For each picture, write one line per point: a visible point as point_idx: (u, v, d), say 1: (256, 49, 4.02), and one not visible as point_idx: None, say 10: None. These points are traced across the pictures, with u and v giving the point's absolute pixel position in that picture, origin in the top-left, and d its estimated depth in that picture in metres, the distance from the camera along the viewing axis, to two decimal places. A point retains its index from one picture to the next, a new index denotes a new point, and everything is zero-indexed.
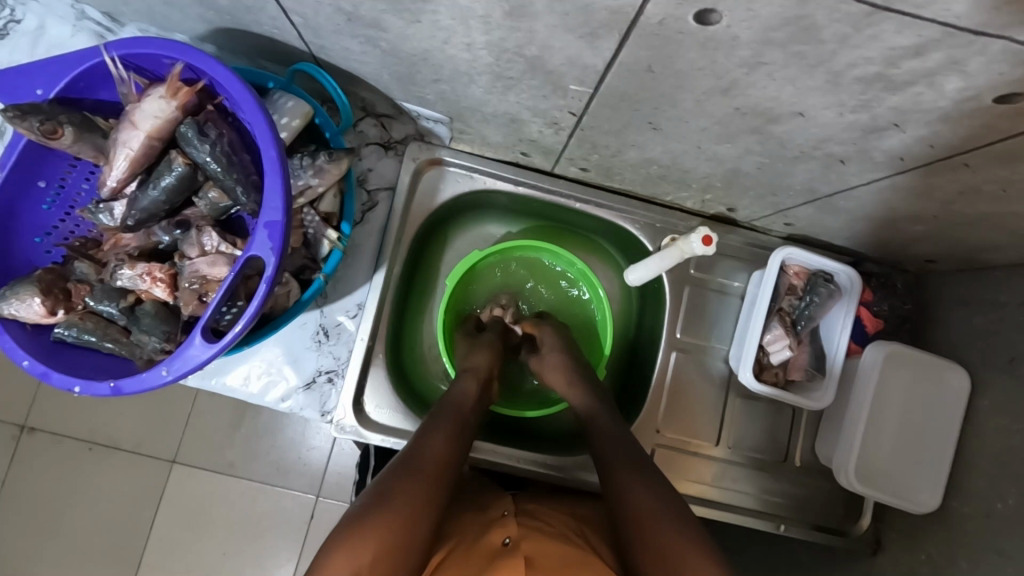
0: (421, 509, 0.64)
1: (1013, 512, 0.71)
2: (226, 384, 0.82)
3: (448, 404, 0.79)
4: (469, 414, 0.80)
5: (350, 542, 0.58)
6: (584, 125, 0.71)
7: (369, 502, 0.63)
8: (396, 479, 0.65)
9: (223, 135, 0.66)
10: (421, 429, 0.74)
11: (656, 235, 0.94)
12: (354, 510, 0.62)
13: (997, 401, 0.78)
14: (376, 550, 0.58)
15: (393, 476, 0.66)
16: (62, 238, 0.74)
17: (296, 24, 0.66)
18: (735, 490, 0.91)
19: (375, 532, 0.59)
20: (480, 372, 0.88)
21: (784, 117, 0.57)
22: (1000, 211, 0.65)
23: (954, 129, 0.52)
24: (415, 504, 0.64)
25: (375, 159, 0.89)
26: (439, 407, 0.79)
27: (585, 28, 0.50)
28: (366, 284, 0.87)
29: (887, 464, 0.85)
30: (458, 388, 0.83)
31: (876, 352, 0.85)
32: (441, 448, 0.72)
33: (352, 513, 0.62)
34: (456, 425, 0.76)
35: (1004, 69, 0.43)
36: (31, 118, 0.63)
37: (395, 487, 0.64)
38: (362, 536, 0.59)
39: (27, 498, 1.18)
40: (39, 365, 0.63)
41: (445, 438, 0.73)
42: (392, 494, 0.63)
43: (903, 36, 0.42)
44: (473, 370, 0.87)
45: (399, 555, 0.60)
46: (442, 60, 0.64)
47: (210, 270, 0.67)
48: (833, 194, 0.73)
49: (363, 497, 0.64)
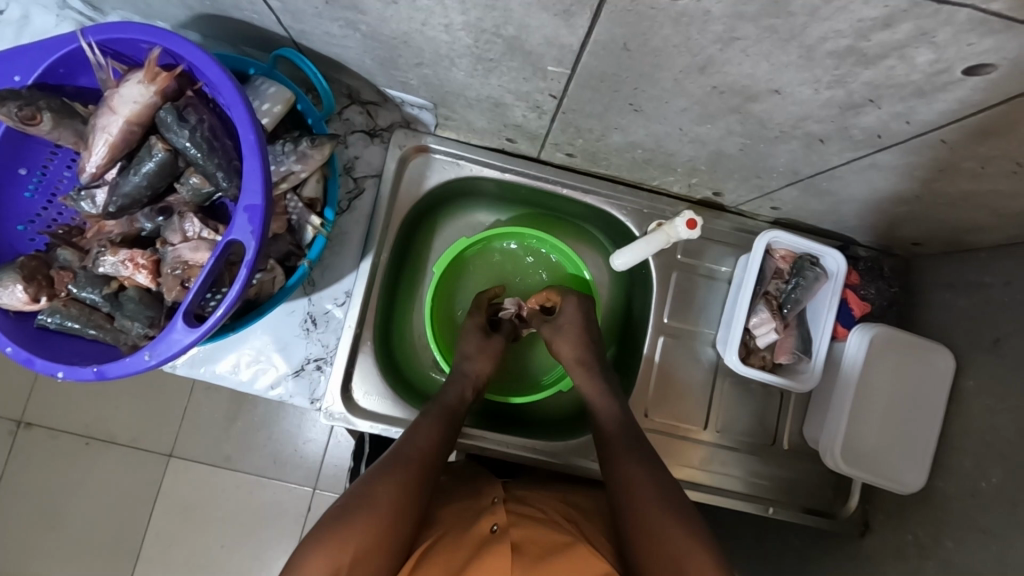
0: (402, 506, 0.65)
1: (997, 491, 0.71)
2: (215, 372, 0.82)
3: (435, 403, 0.81)
4: (456, 411, 0.81)
5: (331, 540, 0.60)
6: (566, 108, 0.71)
7: (352, 500, 0.64)
8: (378, 477, 0.67)
9: (203, 121, 0.66)
10: (407, 429, 0.76)
11: (644, 221, 0.94)
12: (336, 509, 0.64)
13: (982, 381, 0.78)
14: (360, 547, 0.60)
15: (376, 474, 0.67)
16: (46, 226, 0.74)
17: (275, 8, 0.66)
18: (725, 474, 0.92)
19: (357, 529, 0.61)
20: (479, 382, 0.88)
21: (762, 95, 0.57)
22: (981, 190, 0.65)
23: (929, 104, 0.52)
24: (398, 501, 0.65)
25: (361, 146, 0.89)
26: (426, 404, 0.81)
27: (559, 5, 0.50)
28: (353, 272, 0.87)
29: (875, 446, 0.85)
30: (449, 386, 0.84)
31: (862, 335, 0.86)
32: (425, 447, 0.73)
33: (334, 512, 0.64)
34: (443, 423, 0.78)
35: (972, 39, 0.43)
36: (9, 104, 0.62)
37: (379, 481, 0.66)
38: (343, 532, 0.61)
39: (24, 493, 1.19)
40: (23, 352, 0.63)
41: (429, 435, 0.75)
42: (375, 490, 0.65)
43: (871, 7, 0.42)
44: (472, 377, 0.87)
45: (382, 549, 0.61)
46: (422, 42, 0.64)
47: (193, 256, 0.68)
48: (816, 176, 0.73)
49: (349, 495, 0.66)
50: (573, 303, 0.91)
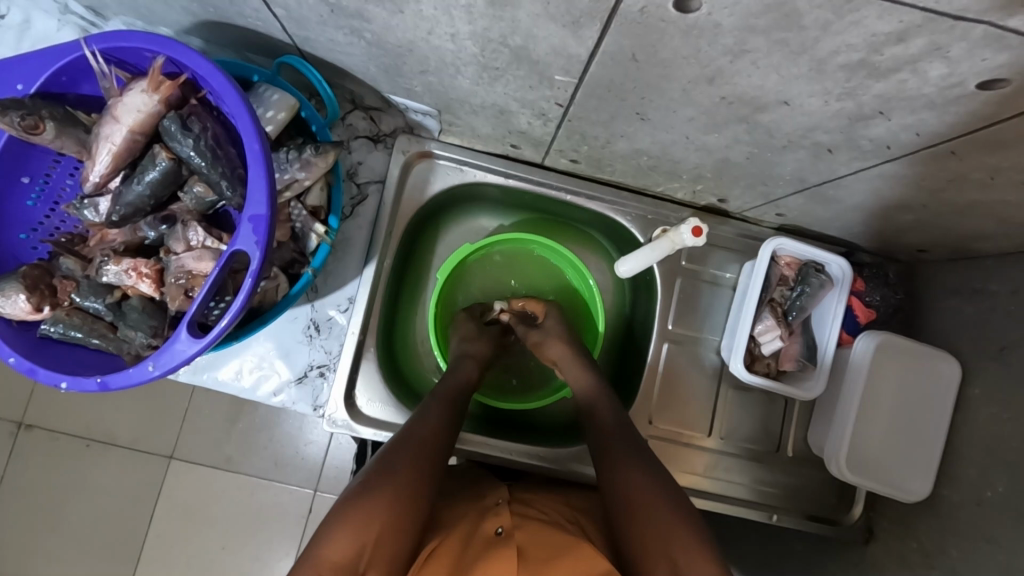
0: (417, 495, 0.64)
1: (1002, 500, 0.71)
2: (217, 379, 0.82)
3: (444, 387, 0.80)
4: (463, 397, 0.81)
5: (347, 526, 0.59)
6: (572, 115, 0.71)
7: (364, 485, 0.63)
8: (392, 462, 0.66)
9: (207, 129, 0.66)
10: (414, 415, 0.75)
11: (647, 227, 0.94)
12: (350, 493, 0.63)
13: (988, 390, 0.78)
14: (377, 534, 0.59)
15: (393, 456, 0.67)
16: (48, 234, 0.74)
17: (280, 16, 0.66)
18: (729, 481, 0.92)
19: (373, 513, 0.60)
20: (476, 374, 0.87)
21: (770, 106, 0.56)
22: (989, 200, 0.64)
23: (940, 116, 0.52)
24: (414, 485, 0.65)
25: (364, 152, 0.89)
26: (433, 390, 0.80)
27: (568, 16, 0.50)
28: (356, 278, 0.86)
29: (879, 454, 0.85)
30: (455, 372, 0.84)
31: (866, 342, 0.85)
32: (433, 434, 0.72)
33: (348, 495, 0.63)
34: (450, 411, 0.77)
35: (987, 54, 0.42)
36: (12, 113, 0.61)
37: (394, 464, 0.66)
38: (359, 517, 0.60)
39: (24, 495, 1.18)
40: (25, 362, 0.63)
41: (436, 423, 0.74)
42: (391, 474, 0.64)
43: (885, 22, 0.41)
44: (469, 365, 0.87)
45: (397, 534, 0.60)
46: (427, 51, 0.63)
47: (196, 265, 0.68)
48: (822, 184, 0.72)
49: (363, 476, 0.65)
50: (554, 315, 0.95)
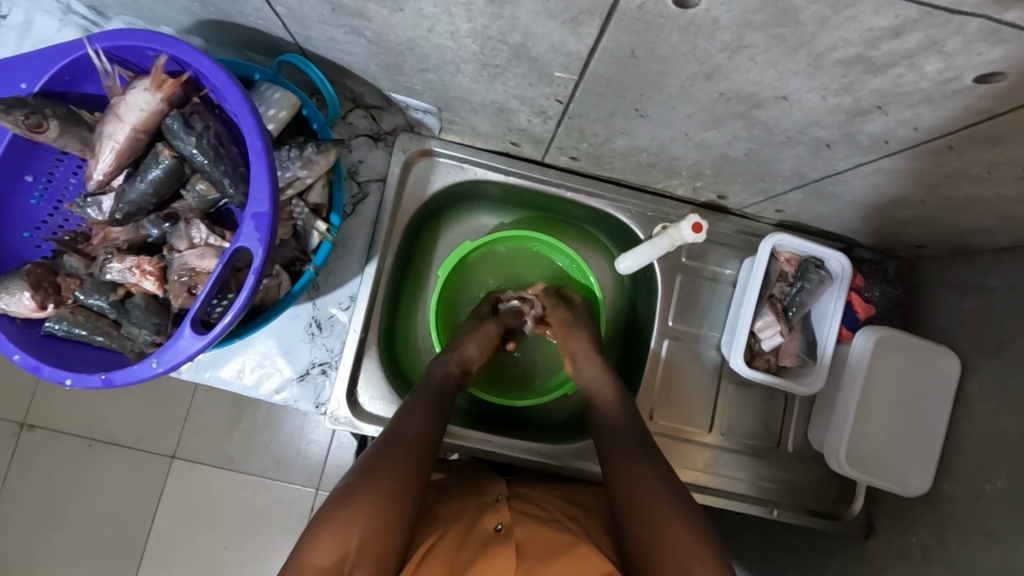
0: (408, 491, 0.65)
1: (1002, 494, 0.71)
2: (221, 377, 0.82)
3: (422, 385, 0.80)
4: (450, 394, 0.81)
5: (339, 523, 0.59)
6: (571, 113, 0.71)
7: (354, 482, 0.64)
8: (382, 459, 0.66)
9: (209, 128, 0.66)
10: (401, 413, 0.75)
11: (648, 224, 0.94)
12: (341, 491, 0.63)
13: (987, 384, 0.78)
14: (364, 533, 0.59)
15: (381, 456, 0.67)
16: (52, 232, 0.74)
17: (281, 14, 0.66)
18: (730, 476, 0.92)
19: (360, 513, 0.60)
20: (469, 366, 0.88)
21: (769, 102, 0.57)
22: (987, 195, 0.65)
23: (937, 111, 0.52)
24: (402, 485, 0.65)
25: (365, 151, 0.89)
26: (420, 386, 0.80)
27: (566, 13, 0.50)
28: (358, 276, 0.87)
29: (878, 449, 0.85)
30: (441, 366, 0.84)
31: (866, 337, 0.86)
32: (422, 432, 0.72)
33: (339, 495, 0.63)
34: (438, 409, 0.77)
35: (982, 49, 0.43)
36: (16, 112, 0.62)
37: (381, 464, 0.66)
38: (352, 514, 0.60)
39: (27, 494, 1.19)
40: (31, 359, 0.63)
41: (425, 421, 0.74)
42: (378, 474, 0.64)
43: (881, 17, 0.42)
44: (463, 357, 0.87)
45: (388, 533, 0.60)
46: (427, 49, 0.64)
47: (200, 263, 0.68)
48: (821, 180, 0.73)
49: (352, 477, 0.65)
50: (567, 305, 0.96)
